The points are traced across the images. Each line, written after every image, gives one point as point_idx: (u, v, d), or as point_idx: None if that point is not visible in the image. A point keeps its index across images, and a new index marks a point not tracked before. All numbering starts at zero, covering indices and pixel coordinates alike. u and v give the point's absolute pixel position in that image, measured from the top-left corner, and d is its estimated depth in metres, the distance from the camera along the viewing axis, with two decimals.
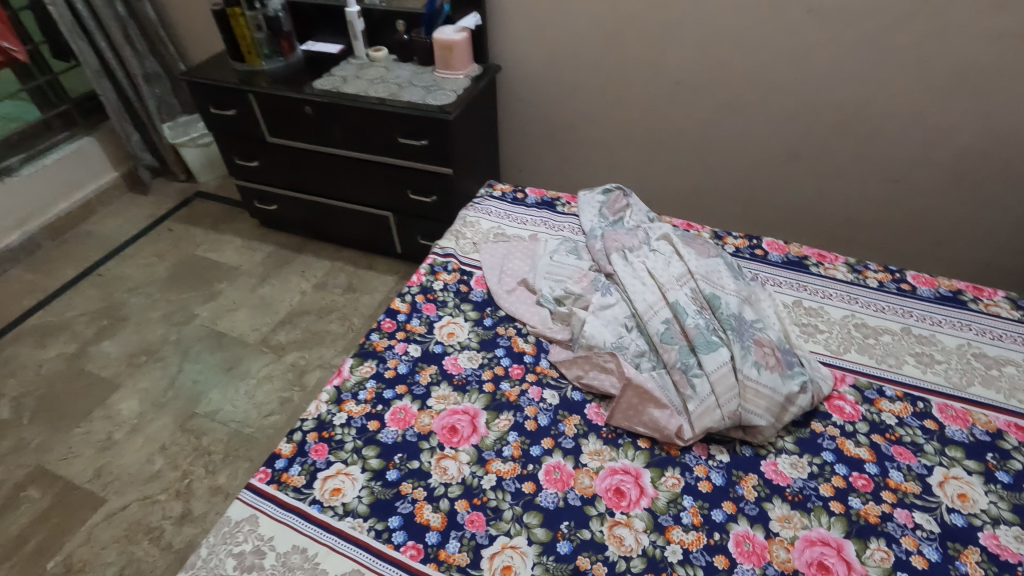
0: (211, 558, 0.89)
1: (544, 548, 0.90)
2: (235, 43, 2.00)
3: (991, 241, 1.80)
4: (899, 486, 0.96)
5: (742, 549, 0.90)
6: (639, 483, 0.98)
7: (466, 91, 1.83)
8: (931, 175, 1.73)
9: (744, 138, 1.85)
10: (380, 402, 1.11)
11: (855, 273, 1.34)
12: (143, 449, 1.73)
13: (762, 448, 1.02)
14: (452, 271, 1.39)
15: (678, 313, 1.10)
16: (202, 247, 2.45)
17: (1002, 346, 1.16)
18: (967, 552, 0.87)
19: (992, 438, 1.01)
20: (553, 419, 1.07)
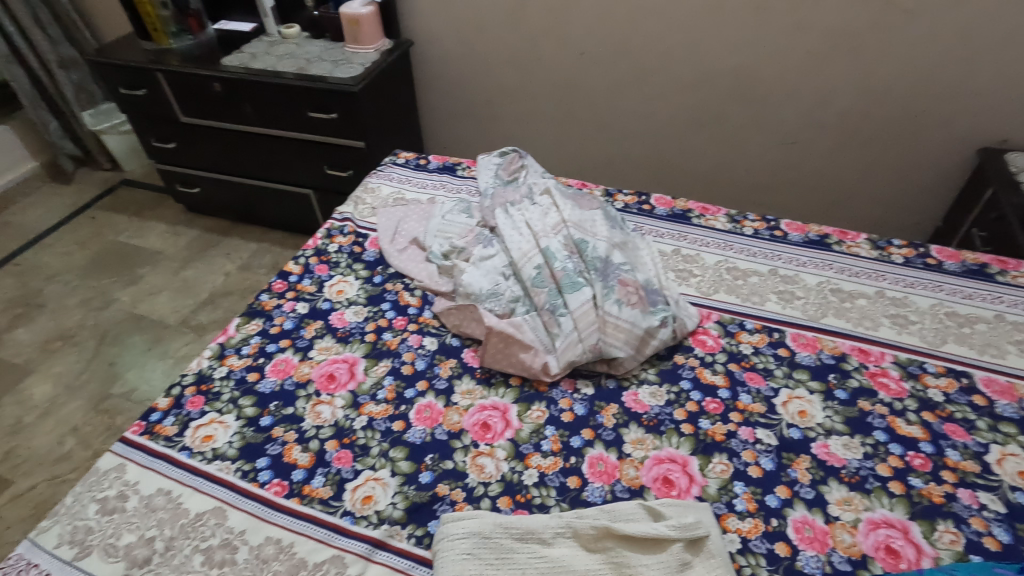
0: (74, 504, 0.90)
1: (405, 479, 0.93)
2: (140, 22, 1.98)
3: (881, 197, 1.89)
4: (746, 407, 1.02)
5: (595, 469, 0.94)
6: (506, 417, 1.02)
7: (374, 64, 1.84)
8: (821, 135, 1.81)
9: (648, 106, 1.91)
10: (262, 356, 1.13)
11: (734, 222, 1.41)
12: (54, 431, 1.71)
13: (625, 380, 1.08)
14: (348, 234, 1.41)
15: (549, 258, 1.15)
16: (124, 234, 2.42)
17: (858, 282, 1.24)
18: (799, 460, 0.94)
19: (837, 361, 1.08)
20: (429, 363, 1.11)
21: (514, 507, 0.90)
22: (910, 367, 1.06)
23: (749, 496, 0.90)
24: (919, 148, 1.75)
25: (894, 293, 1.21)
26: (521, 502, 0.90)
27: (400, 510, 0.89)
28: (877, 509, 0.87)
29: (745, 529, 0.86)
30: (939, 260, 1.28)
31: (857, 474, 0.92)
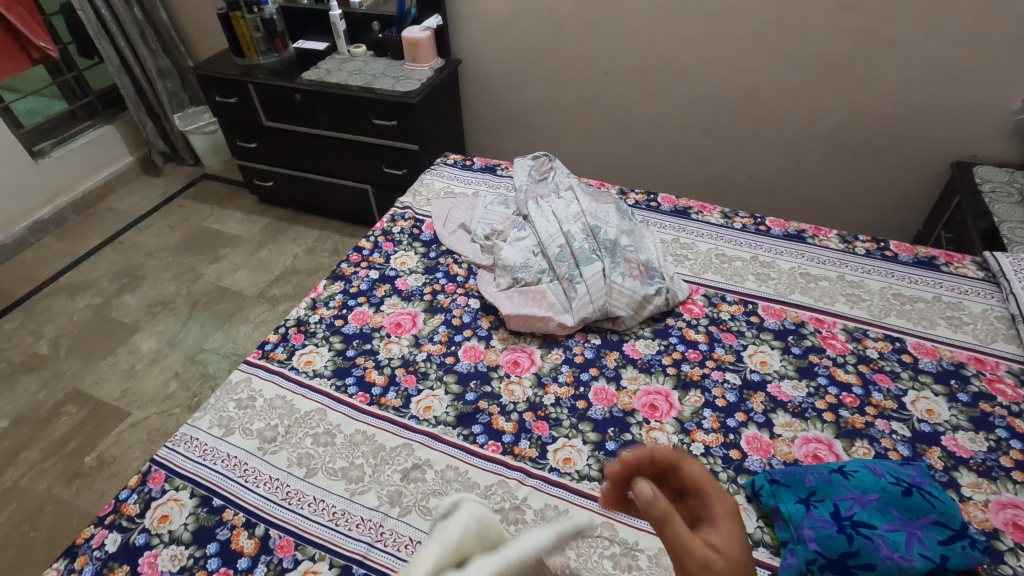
0: (218, 402, 1.25)
1: (456, 396, 1.25)
2: (236, 41, 2.37)
3: (868, 204, 2.14)
4: (720, 357, 1.31)
5: (598, 396, 1.24)
6: (532, 357, 1.33)
7: (429, 80, 2.18)
8: (814, 148, 2.08)
9: (663, 119, 2.20)
10: (345, 308, 1.46)
11: (726, 218, 1.69)
12: (160, 376, 2.09)
13: (626, 334, 1.38)
14: (408, 219, 1.75)
15: (569, 239, 1.46)
16: (208, 220, 2.81)
17: (824, 267, 1.51)
18: (756, 395, 1.22)
19: (797, 326, 1.36)
20: (474, 317, 1.43)
21: (535, 419, 1.20)
22: (855, 333, 1.34)
23: (715, 418, 1.19)
24: (900, 160, 2.00)
25: (852, 277, 1.48)
26: (541, 415, 1.21)
27: (452, 416, 1.21)
28: (811, 430, 1.15)
29: (708, 439, 1.15)
30: (895, 252, 1.54)
31: (800, 406, 1.20)
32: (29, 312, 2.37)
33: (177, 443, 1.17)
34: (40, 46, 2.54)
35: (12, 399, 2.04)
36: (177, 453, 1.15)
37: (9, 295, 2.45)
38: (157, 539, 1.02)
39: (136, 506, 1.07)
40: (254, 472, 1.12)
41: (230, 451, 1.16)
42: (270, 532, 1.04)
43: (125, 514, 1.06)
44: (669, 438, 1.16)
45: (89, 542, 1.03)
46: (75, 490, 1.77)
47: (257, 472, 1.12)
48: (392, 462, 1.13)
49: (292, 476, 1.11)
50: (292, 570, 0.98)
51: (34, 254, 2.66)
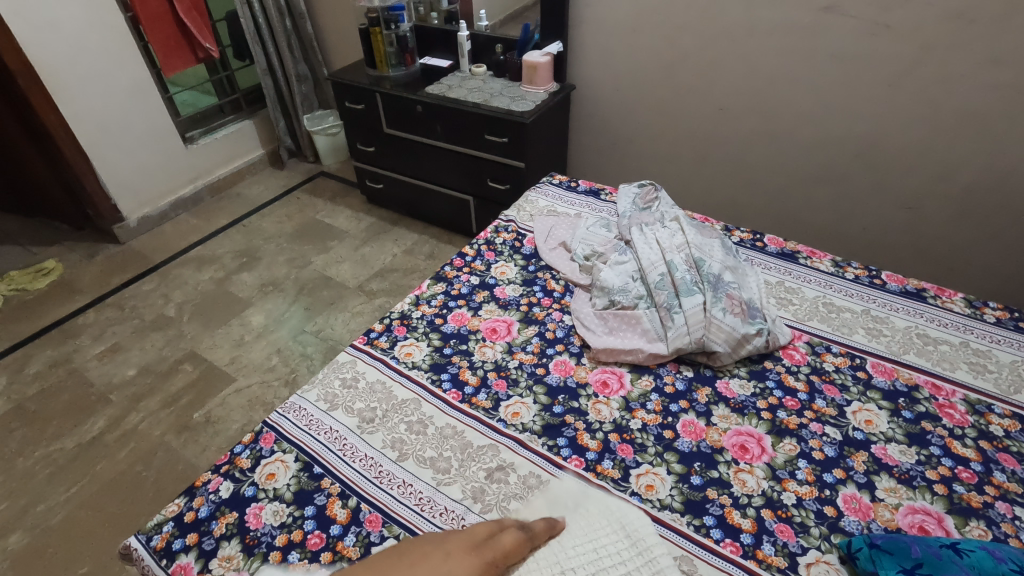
0: (325, 378, 1.35)
1: (543, 406, 1.28)
2: (371, 53, 2.58)
3: (999, 270, 1.98)
4: (820, 409, 1.26)
5: (687, 429, 1.23)
6: (621, 380, 1.34)
7: (543, 102, 2.27)
8: (942, 204, 1.95)
9: (776, 159, 2.15)
10: (446, 308, 1.54)
11: (837, 267, 1.63)
12: (264, 349, 2.28)
13: (720, 371, 1.35)
14: (511, 232, 1.82)
15: (671, 269, 1.46)
16: (321, 213, 3.04)
17: (945, 331, 1.41)
18: (858, 454, 1.16)
19: (909, 389, 1.28)
20: (567, 333, 1.46)
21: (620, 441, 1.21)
22: (977, 405, 1.24)
23: (810, 470, 1.14)
24: None
25: (977, 345, 1.37)
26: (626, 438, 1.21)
27: (538, 425, 1.24)
28: (919, 500, 1.08)
29: (802, 491, 1.11)
30: None
31: (907, 473, 1.12)
32: (163, 277, 2.67)
33: (287, 410, 1.28)
34: (206, 48, 2.86)
35: (141, 351, 2.30)
36: (286, 418, 1.26)
37: (149, 260, 2.77)
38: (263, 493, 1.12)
39: (248, 460, 1.18)
40: (352, 447, 1.20)
41: (333, 424, 1.24)
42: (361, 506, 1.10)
43: (238, 466, 1.17)
44: (758, 482, 1.12)
45: (206, 485, 1.14)
46: (183, 441, 1.96)
47: (354, 448, 1.20)
48: (479, 460, 1.17)
49: (385, 457, 1.18)
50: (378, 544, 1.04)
51: (172, 227, 2.99)
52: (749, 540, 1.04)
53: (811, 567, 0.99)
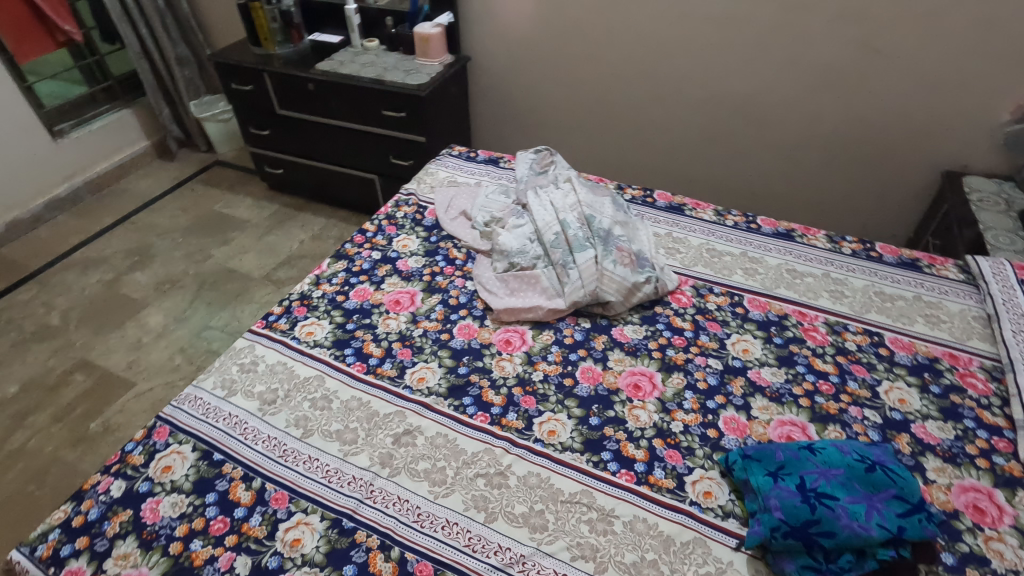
0: (222, 365, 1.31)
1: (448, 369, 1.31)
2: (254, 30, 2.45)
3: (863, 211, 2.19)
4: (704, 344, 1.36)
5: (586, 374, 1.30)
6: (523, 337, 1.39)
7: (438, 74, 2.25)
8: (811, 153, 2.13)
9: (665, 120, 2.26)
10: (347, 285, 1.52)
11: (718, 215, 1.75)
12: (165, 350, 2.16)
13: (615, 319, 1.43)
14: (412, 205, 1.81)
15: (565, 227, 1.52)
16: (219, 205, 2.88)
17: (810, 264, 1.56)
18: (736, 380, 1.28)
19: (779, 318, 1.42)
20: (470, 298, 1.49)
21: (523, 393, 1.26)
22: (835, 326, 1.39)
23: (695, 399, 1.24)
24: (894, 168, 2.05)
25: (837, 274, 1.53)
26: (529, 390, 1.27)
27: (443, 387, 1.27)
28: (787, 413, 1.20)
29: (688, 418, 1.20)
30: (880, 252, 1.59)
31: (777, 391, 1.25)
32: (42, 284, 2.45)
33: (182, 402, 1.23)
34: (65, 30, 2.62)
35: (23, 366, 2.11)
36: (182, 410, 1.21)
37: (23, 268, 2.52)
38: (159, 487, 1.08)
39: (141, 456, 1.13)
40: (254, 430, 1.18)
41: (232, 410, 1.21)
42: (266, 486, 1.09)
43: (130, 464, 1.12)
44: (650, 415, 1.21)
45: (95, 487, 1.08)
46: (80, 454, 1.83)
47: (256, 431, 1.18)
48: (385, 427, 1.18)
49: (289, 436, 1.17)
50: (285, 520, 1.04)
51: (49, 230, 2.74)
52: (641, 468, 1.12)
53: (697, 483, 1.09)
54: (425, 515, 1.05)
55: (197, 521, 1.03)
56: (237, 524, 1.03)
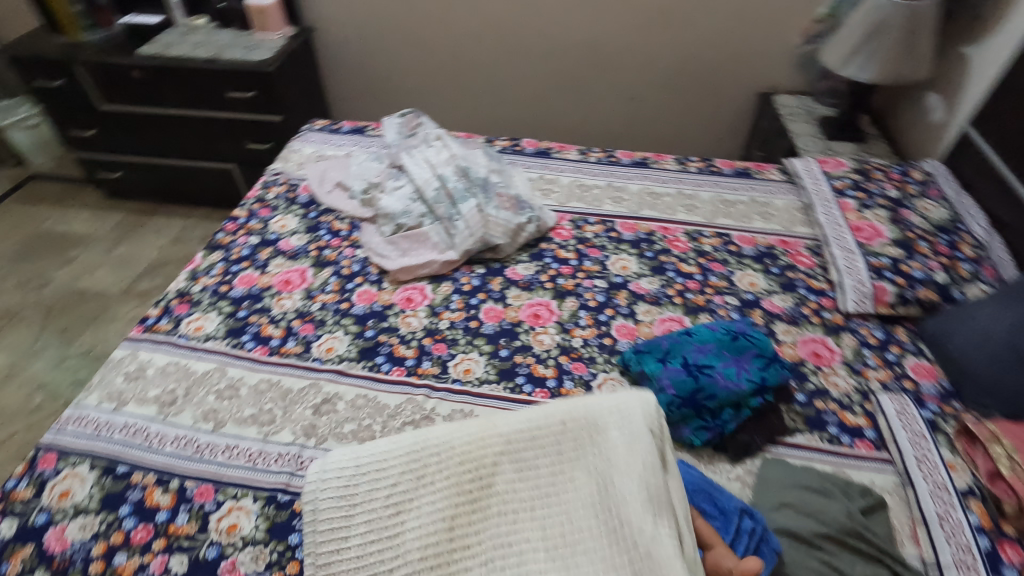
0: (104, 379, 1.20)
1: (355, 335, 1.32)
2: (50, 15, 2.14)
3: (702, 138, 2.48)
4: (588, 268, 1.50)
5: (489, 314, 1.38)
6: (423, 292, 1.43)
7: (283, 48, 2.14)
8: (652, 91, 2.35)
9: (520, 74, 2.36)
10: (229, 273, 1.45)
11: (582, 154, 1.89)
12: (19, 390, 1.90)
13: (506, 261, 1.52)
14: (282, 185, 1.74)
15: (444, 182, 1.56)
16: (48, 223, 2.53)
17: (666, 186, 1.76)
18: (620, 294, 1.43)
19: (647, 235, 1.59)
20: (363, 265, 1.49)
21: (434, 342, 1.31)
22: (693, 234, 1.59)
23: (589, 316, 1.37)
24: (721, 96, 2.33)
25: (688, 191, 1.74)
26: (438, 339, 1.32)
27: (354, 352, 1.28)
28: (666, 312, 1.38)
29: (586, 333, 1.33)
30: (719, 167, 1.83)
31: (655, 296, 1.42)
32: None
33: (64, 425, 1.12)
34: None
35: None
36: (66, 433, 1.11)
37: None
38: (60, 514, 0.99)
39: (29, 489, 1.02)
40: (158, 434, 1.11)
41: (128, 420, 1.13)
42: (186, 484, 1.04)
43: (17, 500, 1.01)
44: (553, 338, 1.33)
45: None
46: None
47: (161, 434, 1.11)
48: (302, 401, 1.18)
49: (200, 431, 1.12)
50: (215, 511, 1.01)
51: None
52: (553, 383, 1.23)
53: (602, 385, 1.22)
54: None
55: (115, 536, 0.97)
56: (162, 527, 0.99)
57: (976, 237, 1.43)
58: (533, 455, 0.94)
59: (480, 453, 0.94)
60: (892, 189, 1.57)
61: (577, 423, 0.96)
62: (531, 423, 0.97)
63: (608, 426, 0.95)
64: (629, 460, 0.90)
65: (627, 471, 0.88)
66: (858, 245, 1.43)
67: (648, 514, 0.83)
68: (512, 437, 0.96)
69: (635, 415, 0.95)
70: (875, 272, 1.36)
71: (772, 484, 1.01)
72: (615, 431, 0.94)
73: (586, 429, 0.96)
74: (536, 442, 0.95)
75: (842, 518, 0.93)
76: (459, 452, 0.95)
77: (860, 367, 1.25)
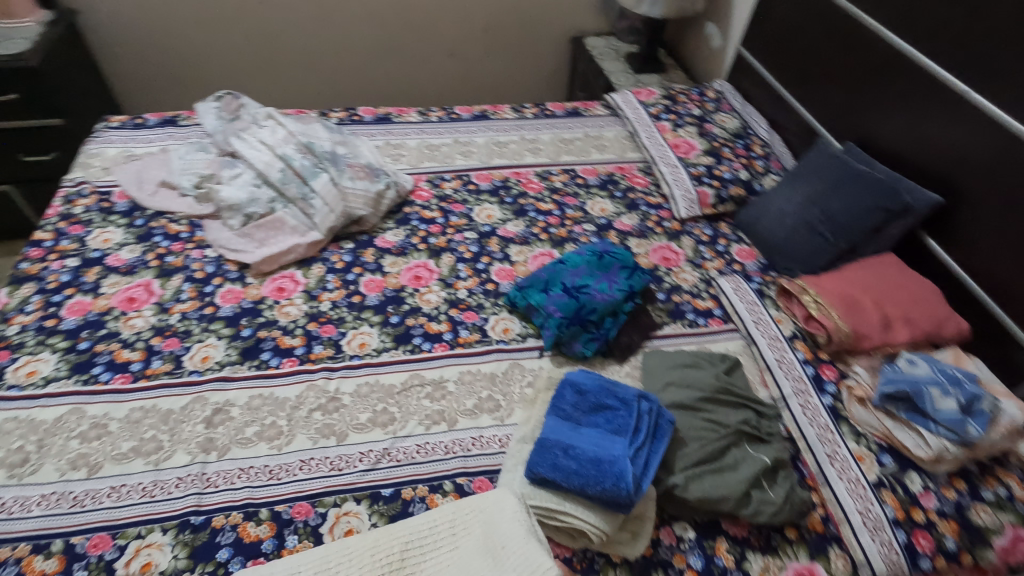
0: None
1: (230, 337, 1.22)
2: None
3: (528, 86, 2.60)
4: (456, 223, 1.54)
5: (370, 286, 1.37)
6: (294, 279, 1.36)
7: (42, 36, 1.79)
8: (474, 45, 2.39)
9: (337, 41, 2.25)
10: (51, 306, 1.24)
11: (423, 115, 1.89)
12: None
13: (374, 231, 1.50)
14: (89, 195, 1.50)
15: (288, 161, 1.48)
16: None
17: (509, 134, 1.84)
18: (492, 241, 1.50)
19: (503, 183, 1.67)
20: (218, 265, 1.37)
21: (320, 325, 1.27)
22: (543, 175, 1.71)
23: (468, 267, 1.43)
24: (538, 44, 2.45)
25: (529, 136, 1.84)
26: (324, 321, 1.28)
27: (234, 355, 1.19)
28: (536, 249, 1.48)
29: (468, 283, 1.39)
30: (552, 110, 1.95)
31: (523, 237, 1.51)
32: None
33: None
34: None
35: None
36: None
37: None
38: None
39: None
40: (17, 500, 0.95)
41: None
42: (73, 540, 0.92)
43: None
44: (438, 295, 1.36)
45: None
46: None
47: (21, 499, 0.95)
48: (189, 418, 1.08)
49: (72, 482, 0.98)
50: (120, 557, 0.91)
51: None
52: (450, 336, 1.27)
53: (495, 326, 1.30)
54: (278, 468, 1.03)
55: None
56: None
57: (762, 138, 1.73)
58: (422, 556, 0.87)
59: (385, 551, 0.86)
60: (695, 108, 1.82)
61: (465, 514, 0.92)
62: (422, 521, 0.91)
63: (491, 509, 0.92)
64: (518, 526, 0.89)
65: (518, 536, 0.87)
66: (679, 160, 1.65)
67: (543, 562, 0.84)
68: (405, 541, 0.88)
69: (509, 498, 0.93)
70: (697, 180, 1.59)
71: (658, 369, 1.17)
72: (498, 513, 0.91)
73: (473, 517, 0.91)
74: (427, 542, 0.89)
75: (716, 381, 1.12)
76: (363, 552, 0.85)
77: (700, 261, 1.47)
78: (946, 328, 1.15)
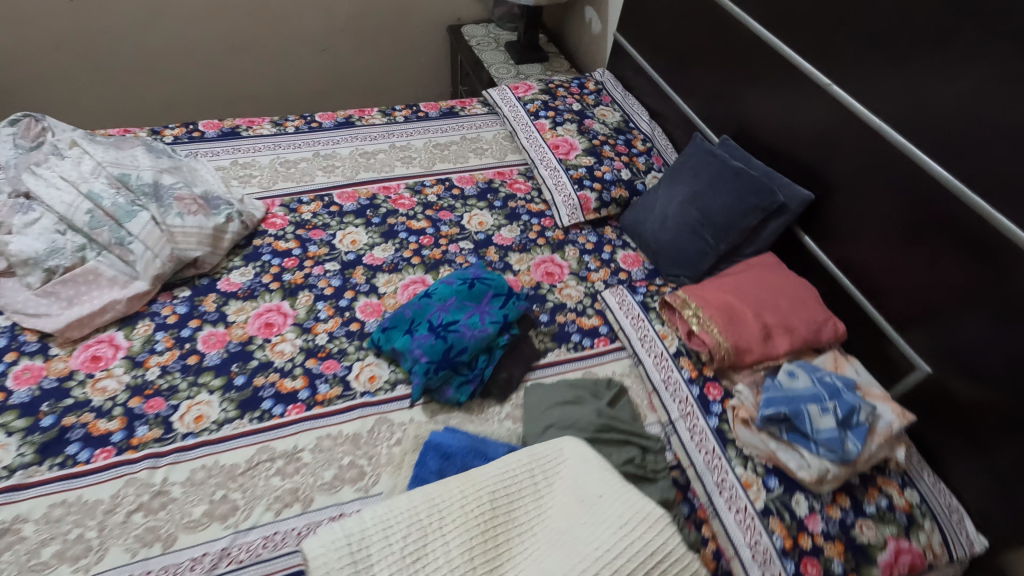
0: None
1: (26, 431, 1.01)
2: None
3: (409, 81, 2.40)
4: (315, 254, 1.36)
5: (209, 342, 1.17)
6: (114, 343, 1.15)
7: None
8: (340, 40, 2.17)
9: (177, 41, 1.97)
10: None
11: (278, 126, 1.67)
12: None
13: (216, 273, 1.29)
14: None
15: (96, 201, 1.24)
16: None
17: (377, 142, 1.66)
18: (356, 271, 1.33)
19: (370, 200, 1.50)
20: (12, 337, 1.13)
21: (146, 400, 1.07)
22: (415, 188, 1.55)
23: (328, 307, 1.26)
24: (413, 34, 2.25)
25: (400, 143, 1.67)
26: (151, 394, 1.08)
27: (30, 454, 0.98)
28: (407, 276, 1.33)
29: (329, 327, 1.22)
30: (425, 111, 1.79)
31: (392, 263, 1.36)
32: None
33: None
34: None
35: None
36: None
37: None
38: None
39: None
40: None
41: None
42: None
43: None
44: (294, 344, 1.19)
45: None
46: None
47: None
48: None
49: None
50: None
51: None
52: (306, 393, 1.11)
53: (359, 376, 1.15)
54: None
55: None
56: None
57: (644, 132, 1.65)
58: (512, 498, 0.86)
59: (466, 490, 0.85)
60: (575, 103, 1.71)
61: (552, 462, 0.91)
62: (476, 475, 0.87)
63: (574, 465, 0.91)
64: (619, 514, 0.83)
65: (616, 519, 0.83)
66: (559, 162, 1.54)
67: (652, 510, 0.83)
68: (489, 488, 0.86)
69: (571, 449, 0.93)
70: (577, 183, 1.49)
71: (540, 406, 1.08)
72: (581, 467, 0.90)
73: (552, 467, 0.91)
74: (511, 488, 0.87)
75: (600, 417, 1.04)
76: (439, 494, 0.83)
77: (585, 273, 1.38)
78: (824, 332, 1.11)
